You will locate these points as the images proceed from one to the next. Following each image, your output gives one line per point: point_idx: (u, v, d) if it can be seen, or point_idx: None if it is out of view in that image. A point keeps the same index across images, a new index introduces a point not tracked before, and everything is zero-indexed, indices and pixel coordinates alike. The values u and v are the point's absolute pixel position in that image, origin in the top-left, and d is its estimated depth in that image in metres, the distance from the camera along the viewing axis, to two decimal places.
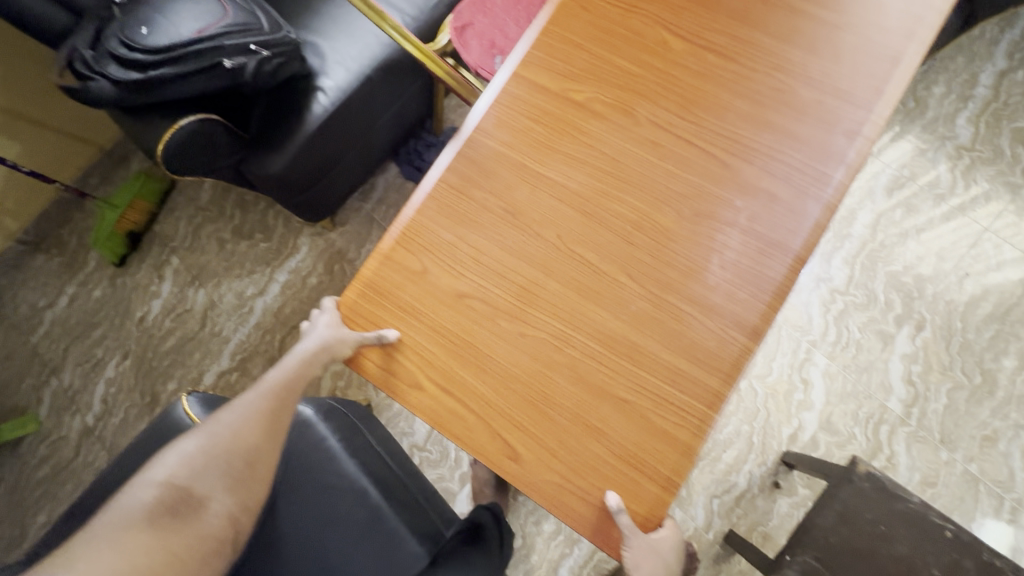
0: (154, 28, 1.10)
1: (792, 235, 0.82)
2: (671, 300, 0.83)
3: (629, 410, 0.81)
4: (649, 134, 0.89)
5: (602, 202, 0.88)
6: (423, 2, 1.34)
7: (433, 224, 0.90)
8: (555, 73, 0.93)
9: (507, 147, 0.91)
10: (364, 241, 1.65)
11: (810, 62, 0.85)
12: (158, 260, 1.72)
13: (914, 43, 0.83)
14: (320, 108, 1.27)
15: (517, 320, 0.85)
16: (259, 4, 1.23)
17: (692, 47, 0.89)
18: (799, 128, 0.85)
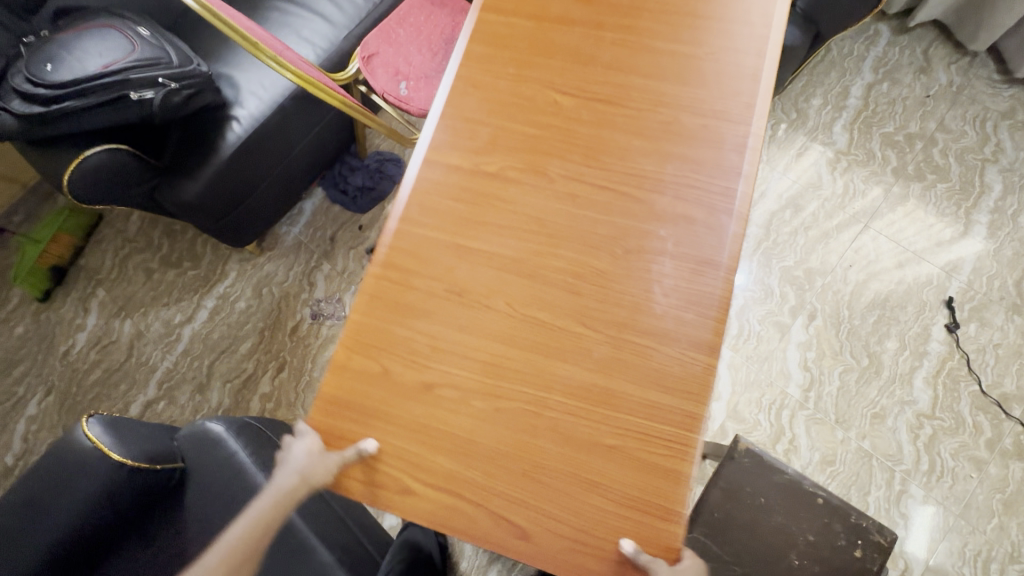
0: (59, 64, 1.14)
1: (718, 250, 0.76)
2: (630, 337, 0.74)
3: (618, 455, 0.70)
4: (564, 188, 0.81)
5: (540, 261, 0.78)
6: (334, 35, 1.43)
7: (378, 324, 0.78)
8: (447, 133, 0.86)
9: (436, 232, 0.81)
10: (293, 263, 1.67)
11: (685, 93, 0.83)
12: (84, 293, 1.72)
13: (766, 60, 0.83)
14: (234, 136, 1.33)
15: (489, 396, 0.73)
16: (170, 40, 1.29)
17: (581, 102, 0.85)
18: (692, 151, 0.80)
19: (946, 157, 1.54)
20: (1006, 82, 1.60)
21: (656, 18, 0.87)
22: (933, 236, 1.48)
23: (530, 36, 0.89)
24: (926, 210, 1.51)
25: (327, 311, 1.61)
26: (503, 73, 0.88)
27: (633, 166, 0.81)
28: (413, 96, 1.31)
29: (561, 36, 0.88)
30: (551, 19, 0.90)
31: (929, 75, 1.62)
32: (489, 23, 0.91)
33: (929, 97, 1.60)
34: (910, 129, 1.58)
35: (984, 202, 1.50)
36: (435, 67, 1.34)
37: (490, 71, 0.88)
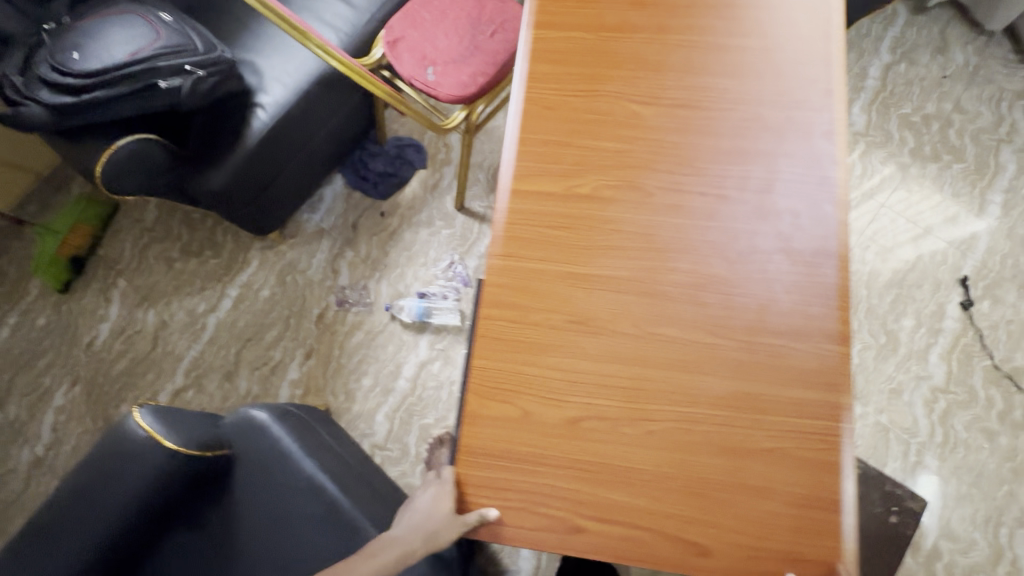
0: (85, 53, 1.13)
1: (828, 239, 0.79)
2: (763, 339, 0.76)
3: (776, 457, 0.72)
4: (665, 200, 0.82)
5: (656, 277, 0.79)
6: (356, 19, 1.41)
7: (506, 365, 0.78)
8: (523, 133, 0.88)
9: (543, 263, 0.82)
10: (315, 251, 1.68)
11: (760, 88, 0.86)
12: (104, 283, 1.71)
13: (833, 44, 0.86)
14: (259, 123, 1.31)
15: (636, 420, 0.74)
16: (191, 25, 1.27)
17: (661, 109, 0.86)
18: (781, 146, 0.83)
19: (962, 138, 1.57)
20: (1021, 62, 1.61)
21: (716, 14, 0.90)
22: (948, 216, 1.52)
23: (593, 50, 0.90)
24: (941, 191, 1.54)
25: (353, 298, 1.62)
26: (575, 90, 0.89)
27: (716, 175, 0.83)
28: (440, 81, 1.31)
29: (627, 45, 0.90)
30: (610, 29, 0.91)
31: (946, 56, 1.64)
32: (545, 38, 0.92)
33: (945, 78, 1.62)
34: (928, 109, 1.60)
35: (999, 181, 1.53)
36: (462, 51, 1.33)
37: (561, 90, 0.89)
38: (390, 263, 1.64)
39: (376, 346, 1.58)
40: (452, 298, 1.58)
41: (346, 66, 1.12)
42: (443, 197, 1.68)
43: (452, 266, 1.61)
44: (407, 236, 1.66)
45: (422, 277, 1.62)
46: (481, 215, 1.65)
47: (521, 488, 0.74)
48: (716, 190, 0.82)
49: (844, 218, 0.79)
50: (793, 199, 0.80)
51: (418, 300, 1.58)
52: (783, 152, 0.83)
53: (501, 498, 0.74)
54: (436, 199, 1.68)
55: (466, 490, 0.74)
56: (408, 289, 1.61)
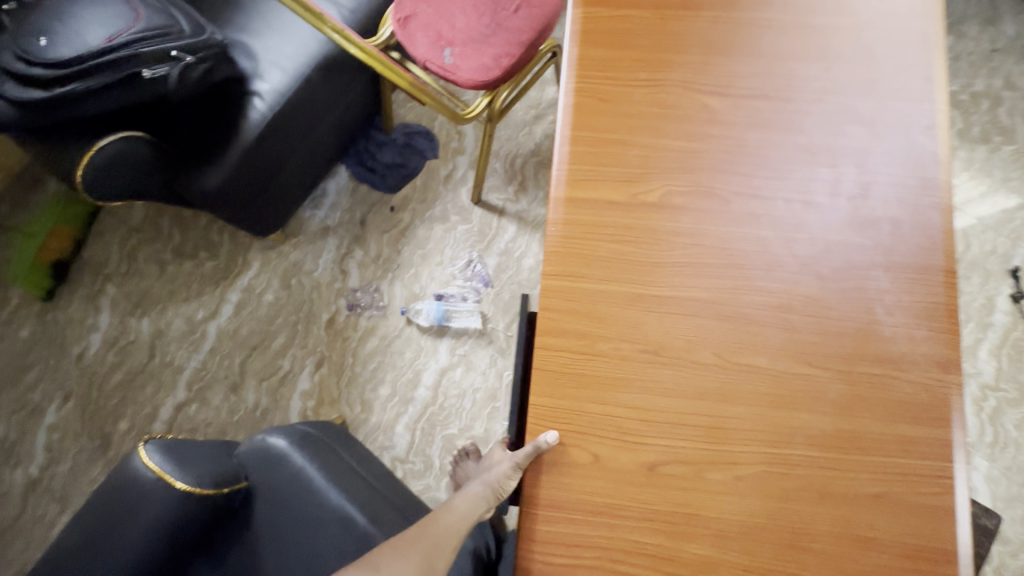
0: (55, 38, 0.98)
1: (932, 251, 0.69)
2: (863, 369, 0.67)
3: (881, 503, 0.64)
4: (744, 208, 0.72)
5: (738, 299, 0.70)
6: None
7: (571, 402, 0.69)
8: (576, 130, 0.76)
9: (607, 282, 0.71)
10: (321, 250, 1.55)
11: (849, 73, 0.75)
12: (91, 290, 1.58)
13: (930, 21, 0.75)
14: (257, 114, 1.17)
15: (723, 464, 0.66)
16: (174, 3, 1.11)
17: (736, 101, 0.75)
18: (876, 142, 0.73)
19: (1013, 117, 1.47)
20: None
21: None
22: (997, 204, 1.43)
23: (653, 31, 0.78)
24: (989, 176, 1.45)
25: (365, 301, 1.51)
26: (635, 79, 0.77)
27: (804, 178, 0.72)
28: (459, 64, 1.17)
29: (693, 24, 0.78)
30: (672, 5, 0.79)
31: (996, 27, 1.53)
32: (597, 16, 0.80)
33: (996, 51, 1.51)
34: (977, 87, 1.49)
35: None
36: (483, 29, 1.19)
37: (619, 79, 0.77)
38: (403, 262, 1.52)
39: (392, 352, 1.48)
40: (472, 300, 1.47)
41: (369, 53, 0.95)
42: (457, 189, 1.56)
43: (470, 265, 1.50)
44: (420, 232, 1.54)
45: (438, 278, 1.50)
46: (499, 208, 1.53)
47: (595, 543, 0.65)
48: (802, 196, 0.72)
49: (950, 227, 0.70)
50: (891, 204, 0.71)
51: (437, 303, 1.48)
52: (878, 150, 0.72)
53: (573, 556, 0.65)
54: (450, 191, 1.56)
55: (532, 549, 0.65)
56: (425, 290, 1.50)
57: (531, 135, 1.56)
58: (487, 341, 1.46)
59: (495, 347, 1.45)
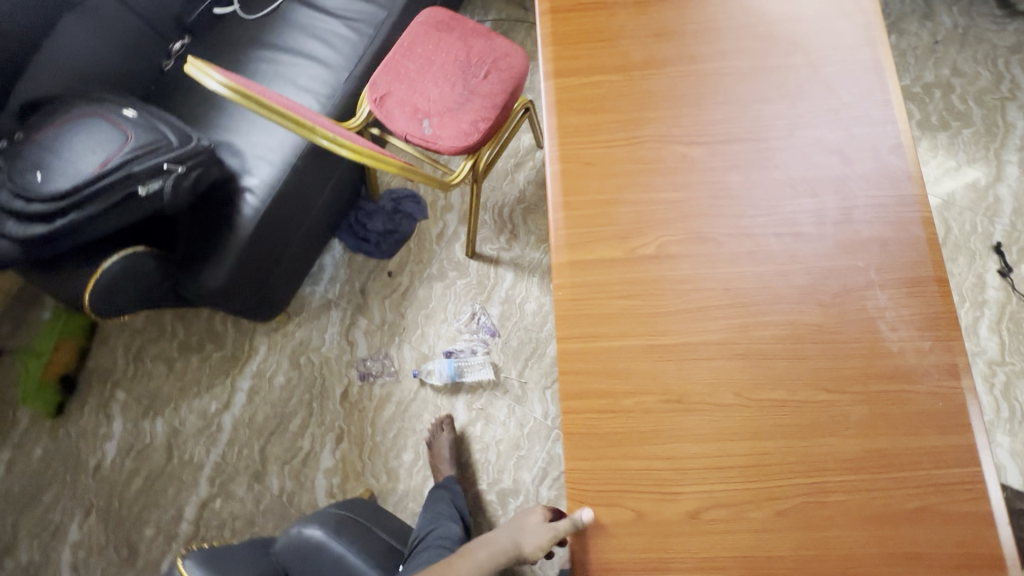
0: (51, 171, 1.02)
1: (923, 263, 0.73)
2: (881, 388, 0.69)
3: (921, 517, 0.66)
4: (739, 248, 0.75)
5: (749, 336, 0.72)
6: (334, 79, 1.31)
7: (606, 463, 0.70)
8: (566, 196, 0.80)
9: (621, 338, 0.74)
10: (325, 325, 1.56)
11: (812, 106, 0.80)
12: (102, 398, 1.57)
13: (877, 49, 0.81)
14: (250, 209, 1.20)
15: (763, 502, 0.68)
16: (158, 116, 1.15)
17: (713, 147, 0.79)
18: (851, 168, 0.77)
19: (966, 102, 1.54)
20: (1008, 17, 1.60)
21: (747, 35, 0.84)
22: (969, 184, 1.48)
23: (624, 93, 0.83)
24: (956, 159, 1.50)
25: (375, 369, 1.52)
26: (615, 139, 0.81)
27: (789, 211, 0.76)
28: (438, 134, 1.22)
29: (660, 81, 0.83)
30: (637, 66, 0.84)
31: (934, 21, 1.62)
32: (569, 85, 0.84)
33: (938, 43, 1.59)
34: (928, 78, 1.57)
35: (1013, 139, 1.50)
36: (457, 98, 1.24)
37: (599, 141, 0.81)
38: (408, 325, 1.54)
39: (409, 417, 1.48)
40: (481, 353, 1.49)
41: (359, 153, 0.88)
42: (451, 246, 1.59)
43: (474, 317, 1.52)
44: (421, 293, 1.56)
45: (445, 335, 1.52)
46: (495, 258, 1.56)
47: None
48: (791, 228, 0.75)
49: (934, 238, 0.74)
50: (874, 225, 0.75)
51: (447, 360, 1.49)
52: (853, 174, 0.77)
53: None
54: (444, 248, 1.59)
55: None
56: (433, 350, 1.51)
57: (515, 183, 1.61)
58: (502, 391, 1.47)
59: (511, 395, 1.46)
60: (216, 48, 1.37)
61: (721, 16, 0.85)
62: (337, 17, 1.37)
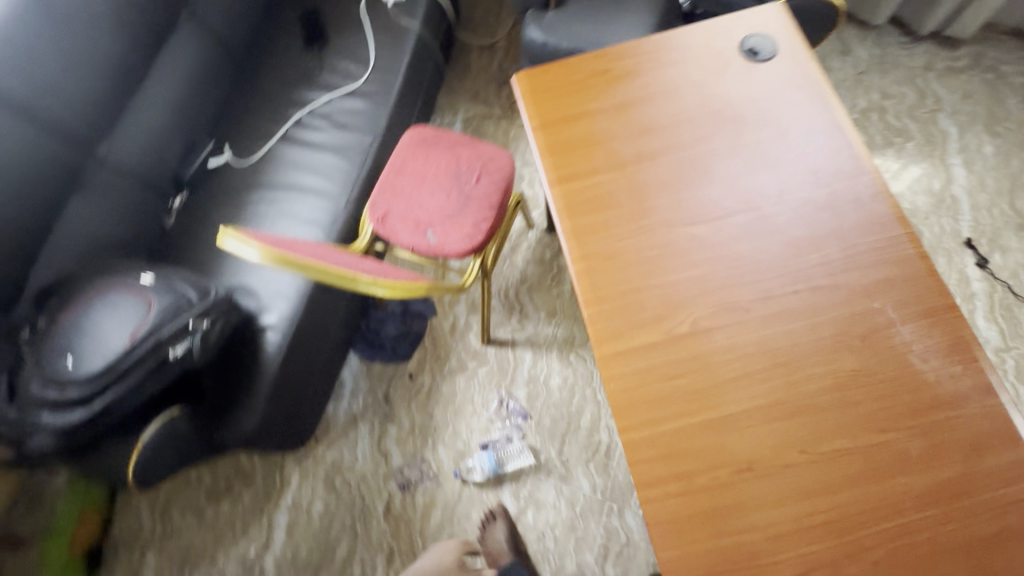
0: (82, 353, 1.04)
1: (931, 293, 0.80)
2: (931, 418, 0.74)
3: (1006, 539, 0.68)
4: (765, 310, 0.81)
5: (798, 393, 0.77)
6: (334, 206, 1.38)
7: (698, 547, 0.71)
8: (595, 291, 0.85)
9: (681, 417, 0.77)
10: (355, 440, 1.55)
11: (793, 171, 0.89)
12: (131, 567, 1.49)
13: (834, 113, 0.92)
14: (274, 346, 1.22)
15: (857, 556, 0.69)
16: (171, 275, 1.17)
17: (717, 222, 0.87)
18: (843, 220, 0.85)
19: (901, 119, 1.71)
20: (913, 42, 1.81)
21: (719, 117, 0.94)
22: (926, 191, 1.61)
23: (624, 187, 0.91)
24: (907, 171, 1.64)
25: (415, 476, 1.49)
26: (627, 231, 0.88)
27: (801, 268, 0.83)
28: (444, 240, 1.28)
29: (654, 171, 0.91)
30: (631, 162, 0.93)
31: (852, 56, 1.81)
32: (573, 188, 0.92)
33: (861, 73, 1.78)
34: (862, 104, 1.74)
35: (951, 144, 1.66)
36: (455, 205, 1.31)
37: (613, 234, 0.88)
38: (439, 424, 1.54)
39: (458, 520, 1.45)
40: (518, 438, 1.49)
41: (395, 288, 0.90)
42: (466, 337, 1.62)
43: (503, 404, 1.54)
44: (445, 390, 1.57)
45: (478, 427, 1.52)
46: (511, 340, 1.60)
47: None
48: (807, 282, 0.82)
49: (933, 269, 0.81)
50: (878, 266, 0.82)
51: (486, 452, 1.48)
52: (847, 224, 0.85)
53: None
54: (459, 340, 1.62)
55: None
56: (469, 445, 1.51)
57: (514, 265, 1.67)
58: (546, 473, 1.46)
59: (556, 475, 1.45)
60: (215, 195, 1.43)
61: (693, 105, 0.96)
62: (326, 148, 1.46)
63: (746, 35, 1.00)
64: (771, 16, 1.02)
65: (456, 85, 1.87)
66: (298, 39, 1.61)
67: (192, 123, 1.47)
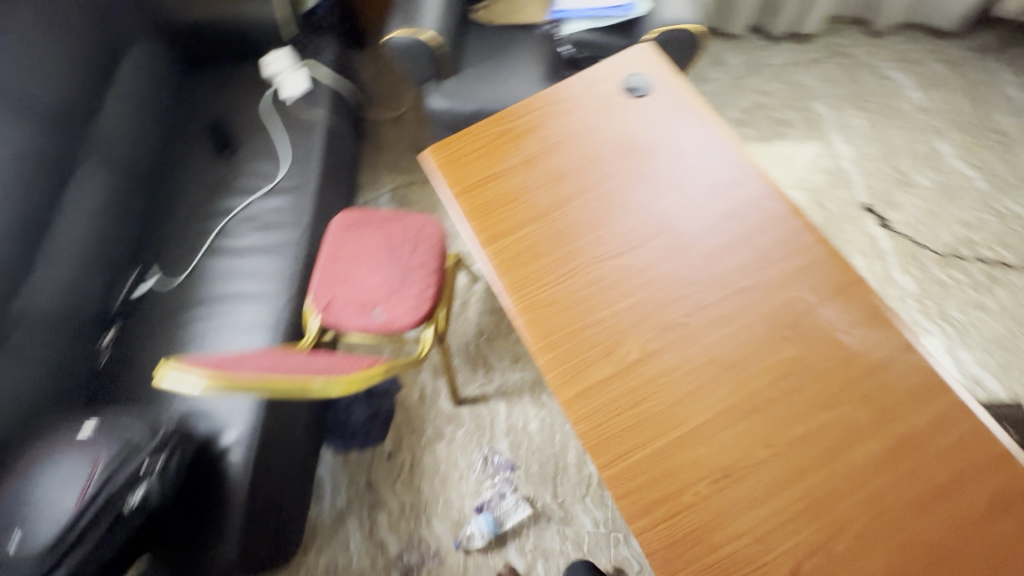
0: (27, 529, 0.96)
1: (836, 270, 0.88)
2: (869, 384, 0.80)
3: (959, 480, 0.74)
4: (702, 321, 0.86)
5: (750, 390, 0.81)
6: (275, 306, 1.37)
7: (698, 566, 0.73)
8: (544, 339, 0.88)
9: (652, 441, 0.80)
10: (346, 538, 1.47)
11: (694, 188, 0.97)
12: None
13: (715, 130, 1.03)
14: (239, 464, 1.17)
15: (841, 533, 0.73)
16: (115, 418, 1.11)
17: (639, 249, 0.93)
18: (747, 223, 0.93)
19: (780, 111, 1.89)
20: (773, 43, 2.03)
21: (618, 153, 1.02)
22: (819, 169, 1.78)
23: (549, 234, 0.96)
24: (798, 155, 1.81)
25: (416, 559, 1.44)
26: (560, 275, 0.92)
27: (722, 275, 0.90)
28: (393, 315, 1.28)
29: (572, 214, 0.97)
30: (549, 209, 0.98)
31: (725, 64, 2.00)
32: (502, 246, 0.96)
33: (737, 78, 1.97)
34: (745, 104, 1.91)
35: (828, 124, 1.85)
36: (396, 278, 1.33)
37: (549, 281, 0.92)
38: (429, 498, 1.50)
39: None
40: (510, 492, 1.48)
41: (350, 381, 0.89)
42: (436, 402, 1.61)
43: (489, 461, 1.52)
44: (428, 461, 1.54)
45: (469, 491, 1.49)
46: (481, 395, 1.59)
47: None
48: (730, 286, 0.88)
49: (832, 249, 0.90)
50: (788, 257, 0.90)
51: (483, 515, 1.45)
52: (751, 226, 0.93)
53: None
54: (431, 408, 1.60)
55: None
56: (463, 512, 1.47)
57: (468, 319, 1.69)
58: (547, 519, 1.44)
59: (556, 520, 1.44)
60: (150, 323, 1.38)
61: (593, 147, 1.03)
62: (255, 251, 1.45)
63: (624, 75, 1.10)
64: (641, 54, 1.12)
65: (375, 160, 1.91)
66: (207, 149, 1.61)
67: (113, 254, 1.41)
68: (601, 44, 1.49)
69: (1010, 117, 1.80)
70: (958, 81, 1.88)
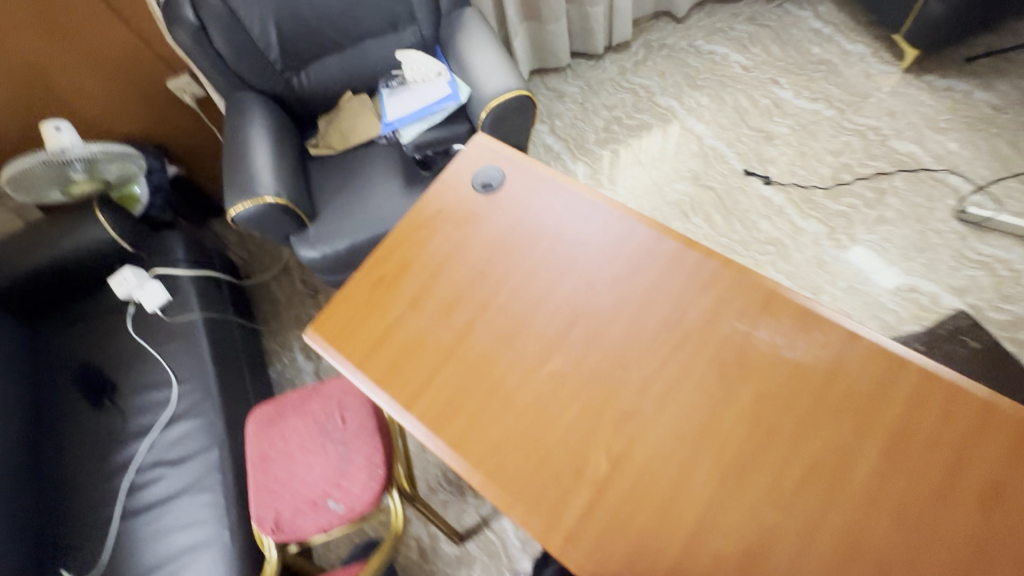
0: None
1: (751, 288, 0.86)
2: (834, 391, 0.77)
3: (961, 452, 0.71)
4: (653, 396, 0.81)
5: (730, 450, 0.75)
6: (221, 548, 1.20)
7: None
8: (508, 491, 0.77)
9: (665, 555, 0.71)
10: None
11: (586, 261, 0.93)
12: None
13: (580, 195, 1.00)
14: None
15: (887, 567, 0.66)
16: None
17: (562, 347, 0.87)
18: (649, 275, 0.90)
19: (634, 116, 1.94)
20: (599, 59, 2.10)
21: (500, 255, 0.97)
22: (691, 155, 1.83)
23: (468, 369, 0.88)
24: (668, 150, 1.85)
25: None
26: (496, 410, 0.84)
27: (650, 339, 0.85)
28: (350, 501, 1.14)
29: (482, 338, 0.90)
30: (457, 343, 0.90)
31: (567, 94, 2.05)
32: (423, 404, 0.86)
33: (583, 103, 2.01)
34: (601, 123, 1.95)
35: (679, 112, 1.92)
36: (338, 459, 1.18)
37: (486, 422, 0.83)
38: None
39: None
40: None
41: None
42: (439, 550, 1.45)
43: None
44: None
45: None
46: (481, 521, 1.46)
47: None
48: (663, 348, 0.84)
49: (738, 267, 0.88)
50: (702, 294, 0.87)
51: None
52: (654, 277, 0.90)
53: None
54: (436, 559, 1.44)
55: None
56: None
57: None
58: None
59: None
60: None
61: (473, 259, 0.97)
62: (176, 495, 1.27)
63: (473, 174, 1.06)
64: (482, 146, 1.09)
65: (274, 326, 1.78)
66: (83, 403, 1.42)
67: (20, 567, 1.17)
68: (444, 137, 1.51)
69: (823, 45, 1.95)
70: (766, 32, 2.03)
